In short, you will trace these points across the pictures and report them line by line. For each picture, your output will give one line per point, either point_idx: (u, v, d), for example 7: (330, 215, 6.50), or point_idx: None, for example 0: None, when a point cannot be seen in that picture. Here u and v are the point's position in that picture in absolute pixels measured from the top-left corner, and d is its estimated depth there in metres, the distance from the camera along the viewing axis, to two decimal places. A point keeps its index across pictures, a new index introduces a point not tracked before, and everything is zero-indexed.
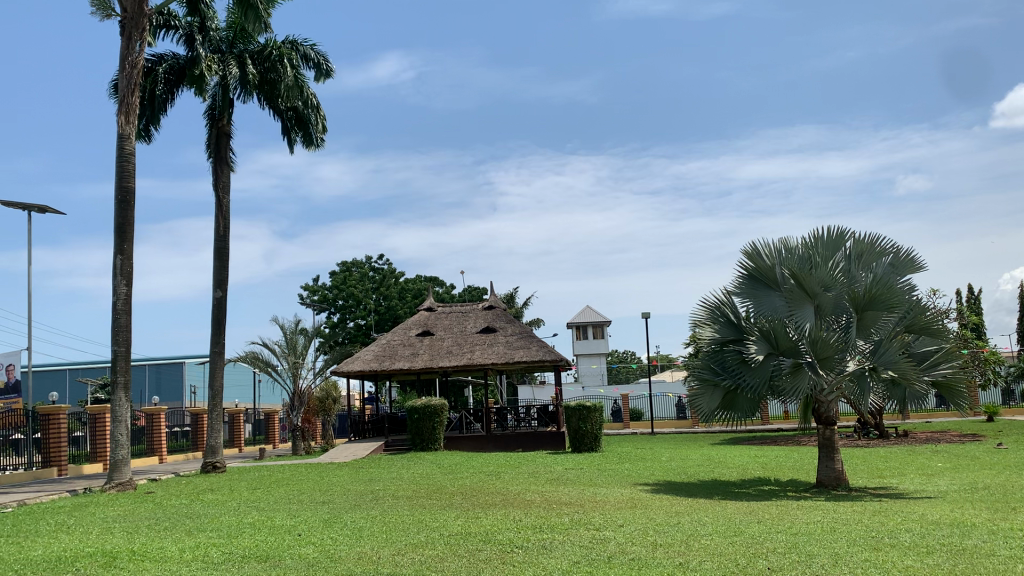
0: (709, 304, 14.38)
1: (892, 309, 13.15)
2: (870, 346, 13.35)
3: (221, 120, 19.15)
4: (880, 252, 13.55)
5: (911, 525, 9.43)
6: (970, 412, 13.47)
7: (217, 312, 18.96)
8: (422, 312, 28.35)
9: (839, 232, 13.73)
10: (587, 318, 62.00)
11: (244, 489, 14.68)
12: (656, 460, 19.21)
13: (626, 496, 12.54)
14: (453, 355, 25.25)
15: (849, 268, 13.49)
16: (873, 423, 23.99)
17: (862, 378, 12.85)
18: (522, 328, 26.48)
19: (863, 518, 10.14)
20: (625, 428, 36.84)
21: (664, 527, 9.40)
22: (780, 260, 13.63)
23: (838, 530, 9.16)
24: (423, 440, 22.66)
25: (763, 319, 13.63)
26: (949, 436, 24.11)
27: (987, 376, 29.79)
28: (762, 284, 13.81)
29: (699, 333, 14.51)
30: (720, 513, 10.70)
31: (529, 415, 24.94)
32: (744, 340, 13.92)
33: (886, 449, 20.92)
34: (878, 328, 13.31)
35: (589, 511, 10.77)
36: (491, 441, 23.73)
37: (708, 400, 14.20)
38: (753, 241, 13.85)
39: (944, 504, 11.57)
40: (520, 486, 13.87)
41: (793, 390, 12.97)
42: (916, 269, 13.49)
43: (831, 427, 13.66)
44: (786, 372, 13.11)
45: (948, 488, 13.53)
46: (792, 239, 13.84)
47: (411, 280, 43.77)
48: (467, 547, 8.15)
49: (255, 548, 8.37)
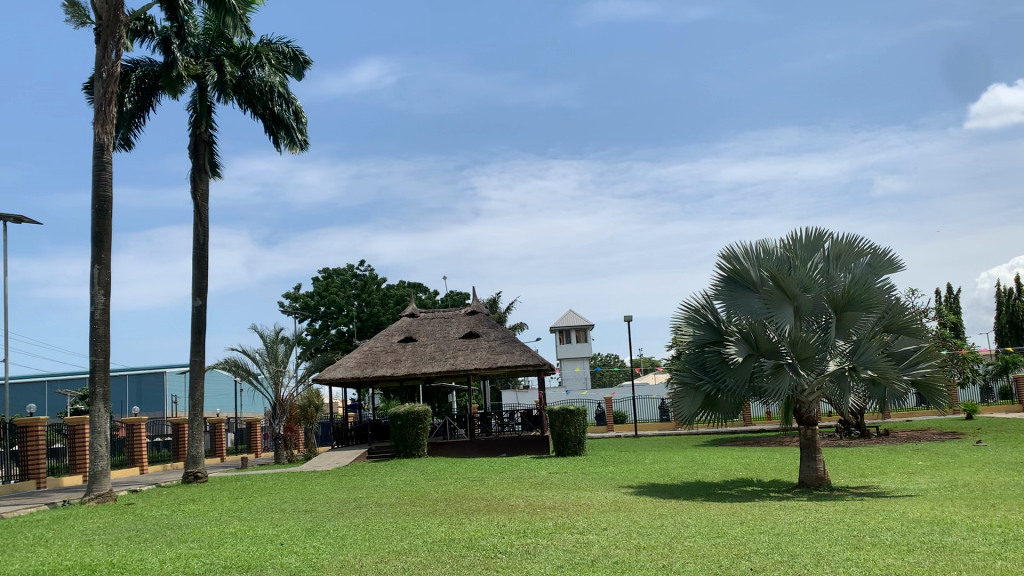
0: (689, 307, 14.45)
1: (871, 308, 13.24)
2: (849, 346, 13.46)
3: (200, 127, 19.03)
4: (858, 253, 13.65)
5: (891, 524, 9.49)
6: (949, 410, 13.62)
7: (197, 321, 18.82)
8: (405, 318, 28.28)
9: (818, 233, 13.82)
10: (570, 321, 61.98)
11: (226, 499, 14.55)
12: (639, 462, 19.30)
13: (610, 499, 12.58)
14: (436, 361, 25.18)
15: (828, 268, 13.58)
16: (855, 422, 24.17)
17: (842, 378, 12.90)
18: (505, 332, 26.50)
19: (845, 517, 10.20)
20: (608, 431, 36.79)
21: (648, 529, 9.41)
22: (758, 262, 13.71)
23: (821, 529, 9.21)
24: (406, 447, 22.59)
25: (743, 321, 13.68)
26: (929, 434, 24.29)
27: (966, 374, 30.07)
28: (740, 287, 13.87)
29: (679, 336, 14.58)
30: (704, 515, 10.73)
31: (514, 419, 24.94)
32: (723, 342, 13.98)
33: (867, 448, 21.04)
34: (857, 328, 13.43)
35: (572, 515, 10.77)
36: (476, 447, 23.67)
37: (689, 402, 14.26)
38: (731, 245, 13.93)
39: (924, 502, 11.67)
40: (505, 491, 13.86)
41: (774, 391, 12.98)
42: (893, 269, 13.62)
43: (812, 427, 13.71)
44: (768, 373, 13.13)
45: (928, 486, 13.66)
46: (770, 240, 13.91)
47: (394, 286, 43.70)
48: (450, 553, 8.13)
49: (236, 558, 8.31)
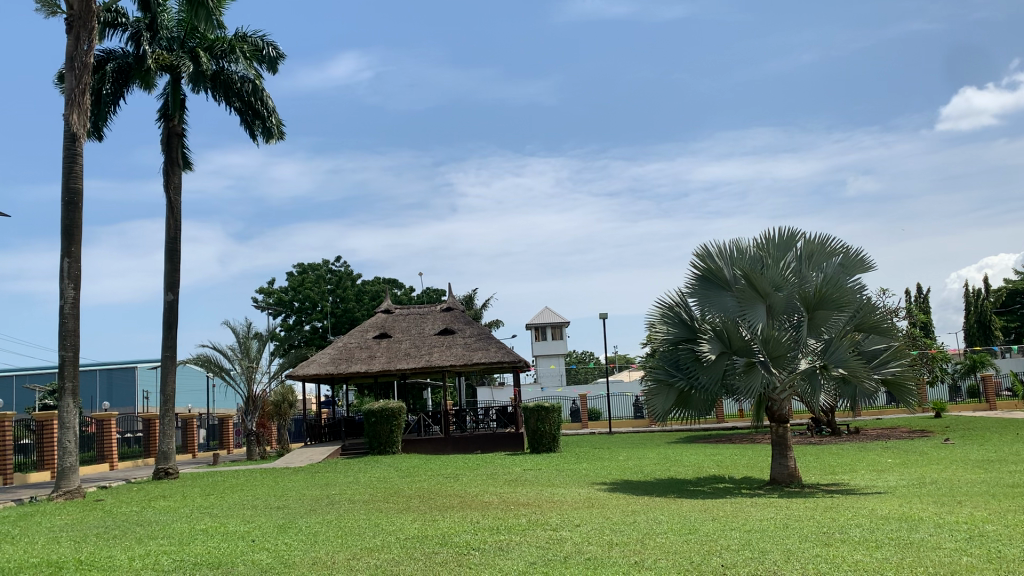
0: (664, 304, 14.53)
1: (843, 308, 13.38)
2: (821, 345, 13.58)
3: (173, 120, 18.84)
4: (830, 252, 13.78)
5: (860, 520, 9.59)
6: (918, 408, 13.79)
7: (168, 316, 18.63)
8: (380, 315, 28.17)
9: (790, 233, 13.93)
10: (546, 319, 62.06)
11: (196, 495, 14.41)
12: (613, 459, 19.38)
13: (583, 496, 12.62)
14: (411, 357, 25.12)
15: (800, 267, 13.70)
16: (826, 420, 24.44)
17: (813, 376, 13.03)
18: (480, 329, 26.48)
19: (814, 514, 10.30)
20: (583, 429, 36.92)
21: (621, 526, 9.44)
22: (731, 261, 13.80)
23: (791, 526, 9.29)
24: (380, 444, 22.52)
25: (716, 319, 13.77)
26: (898, 432, 24.60)
27: (935, 374, 30.50)
28: (714, 285, 13.96)
29: (653, 333, 14.66)
30: (676, 511, 10.79)
31: (488, 416, 24.94)
32: (696, 340, 14.07)
33: (838, 446, 21.29)
34: (829, 327, 13.56)
35: (545, 512, 10.80)
36: (450, 444, 23.66)
37: (663, 399, 14.34)
38: (705, 243, 14.01)
39: (892, 499, 11.82)
40: (478, 488, 13.85)
41: (747, 389, 13.08)
42: (864, 268, 13.77)
43: (784, 425, 13.82)
44: (740, 370, 13.22)
45: (897, 483, 13.85)
46: (744, 239, 14.00)
47: (369, 282, 43.52)
48: (423, 550, 8.12)
49: (207, 555, 8.24)
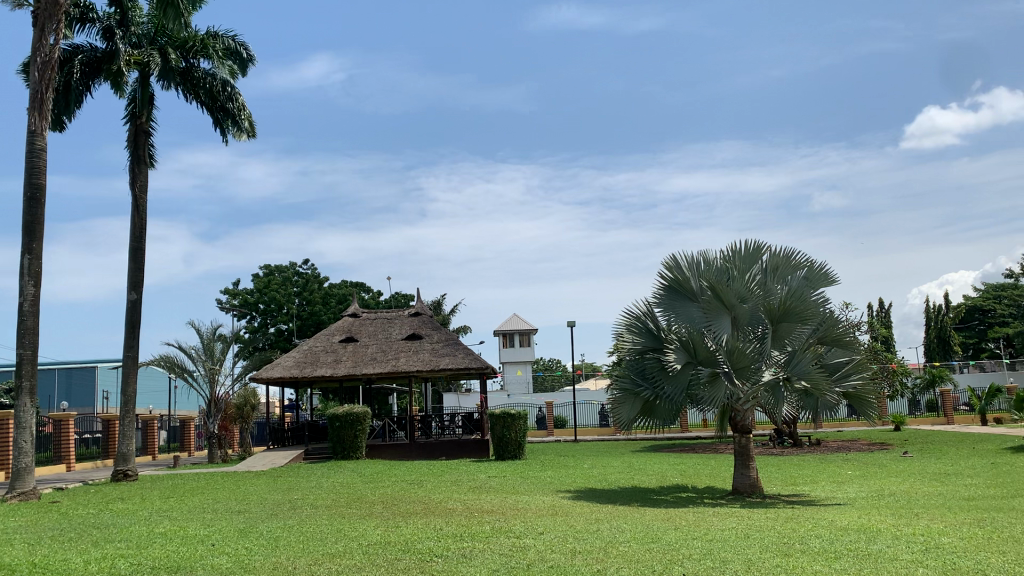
0: (631, 314, 14.61)
1: (806, 321, 13.55)
2: (783, 357, 13.75)
3: (141, 117, 18.61)
4: (795, 266, 13.97)
5: (819, 531, 9.71)
6: (878, 422, 14.01)
7: (131, 315, 18.37)
8: (347, 318, 28.00)
9: (756, 245, 14.09)
10: (514, 326, 62.10)
11: (156, 498, 14.20)
12: (577, 467, 19.43)
13: (548, 503, 12.63)
14: (377, 362, 24.99)
15: (765, 280, 13.85)
16: (788, 431, 24.74)
17: (776, 388, 13.19)
18: (448, 335, 26.43)
19: (775, 524, 10.40)
20: (548, 436, 36.97)
21: (584, 534, 9.47)
22: (698, 272, 13.92)
23: (752, 536, 9.39)
24: (344, 448, 22.37)
25: (683, 330, 13.88)
26: (859, 444, 24.96)
27: (895, 387, 31.03)
28: (681, 296, 14.07)
29: (620, 342, 14.74)
30: (639, 520, 10.85)
31: (454, 423, 24.88)
32: (663, 349, 14.18)
33: (799, 457, 21.56)
34: (792, 340, 13.73)
35: (509, 519, 10.80)
36: (415, 450, 23.56)
37: (628, 408, 14.43)
38: (673, 254, 14.12)
39: (852, 511, 11.97)
40: (442, 494, 13.80)
41: (711, 399, 13.19)
42: (827, 282, 13.96)
43: (746, 435, 13.95)
44: (705, 381, 13.34)
45: (856, 495, 14.04)
46: (711, 251, 14.14)
47: (337, 285, 43.26)
48: (385, 556, 8.07)
49: (165, 558, 8.12)
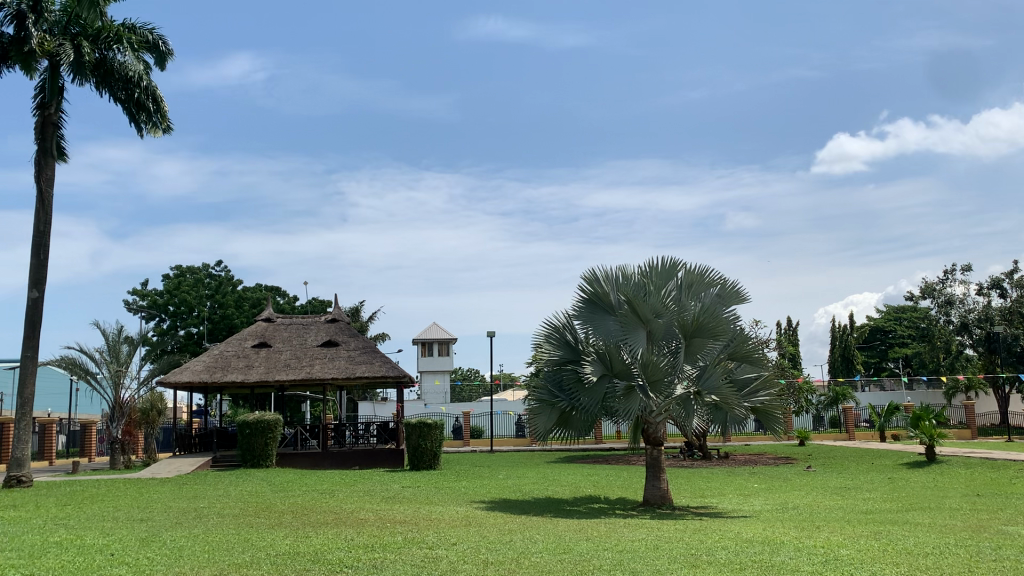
0: (550, 325, 14.73)
1: (717, 337, 13.90)
2: (696, 371, 14.03)
3: (49, 108, 17.88)
4: (709, 283, 14.31)
5: (726, 543, 9.96)
6: (783, 436, 14.44)
7: (31, 314, 17.57)
8: (261, 323, 27.40)
9: (672, 262, 14.40)
10: (433, 335, 61.81)
11: (51, 505, 13.57)
12: (492, 477, 19.44)
13: (461, 514, 12.61)
14: (291, 368, 24.53)
15: (680, 296, 14.16)
16: (698, 444, 25.32)
17: (687, 401, 13.47)
18: (365, 342, 26.14)
19: (684, 536, 10.61)
20: (464, 446, 36.89)
21: (496, 545, 9.48)
22: (616, 286, 14.14)
23: (661, 547, 9.56)
24: (254, 456, 21.84)
25: (600, 342, 14.05)
26: (765, 458, 25.71)
27: (800, 403, 32.10)
28: (599, 309, 14.24)
29: (539, 353, 14.84)
30: (551, 531, 10.93)
31: (368, 432, 24.60)
32: (580, 361, 14.33)
33: (708, 470, 22.07)
34: (704, 355, 14.07)
35: (422, 530, 10.72)
36: (327, 459, 23.17)
37: (545, 419, 14.54)
38: (592, 268, 14.30)
39: (757, 523, 12.30)
40: (354, 504, 13.60)
41: (625, 412, 13.39)
42: (739, 300, 14.37)
43: (658, 447, 14.19)
44: (620, 394, 13.53)
45: (761, 508, 14.43)
46: (629, 266, 14.37)
47: (252, 288, 42.32)
48: (293, 567, 7.91)
49: (59, 569, 7.77)
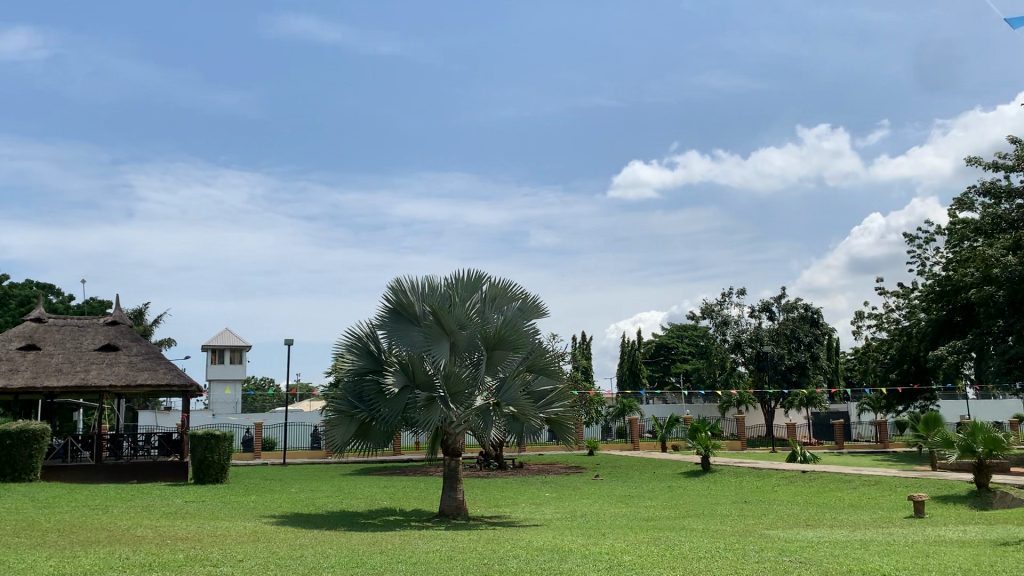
0: (352, 334, 14.48)
1: (517, 349, 14.26)
2: (496, 382, 14.31)
3: None
4: (512, 297, 14.67)
5: (517, 551, 10.21)
6: (575, 446, 15.02)
7: None
8: (29, 323, 24.96)
9: (477, 275, 14.62)
10: (225, 342, 58.98)
11: None
12: (284, 490, 18.81)
13: (250, 529, 12.08)
14: (62, 374, 22.52)
15: (483, 308, 14.40)
16: (493, 455, 25.81)
17: (486, 413, 13.67)
18: (149, 348, 24.48)
19: (477, 546, 10.77)
20: (255, 458, 35.42)
21: (287, 560, 9.17)
22: (421, 296, 14.13)
23: (455, 557, 9.65)
24: (14, 470, 19.82)
25: (402, 353, 13.97)
26: (556, 468, 26.63)
27: (591, 415, 33.58)
28: (403, 319, 14.14)
29: (340, 362, 14.54)
30: (345, 544, 10.73)
31: (149, 444, 23.04)
32: (382, 371, 14.18)
33: (502, 480, 22.55)
34: (504, 366, 14.40)
35: (206, 547, 10.16)
36: (101, 472, 21.45)
37: (343, 429, 14.28)
38: (397, 277, 14.22)
39: (547, 531, 12.70)
40: (130, 521, 12.64)
41: (425, 422, 13.39)
42: (539, 314, 14.83)
43: (455, 458, 14.31)
44: (420, 404, 13.51)
45: (551, 516, 14.94)
46: (435, 277, 14.43)
47: (19, 285, 38.51)
48: None
49: None
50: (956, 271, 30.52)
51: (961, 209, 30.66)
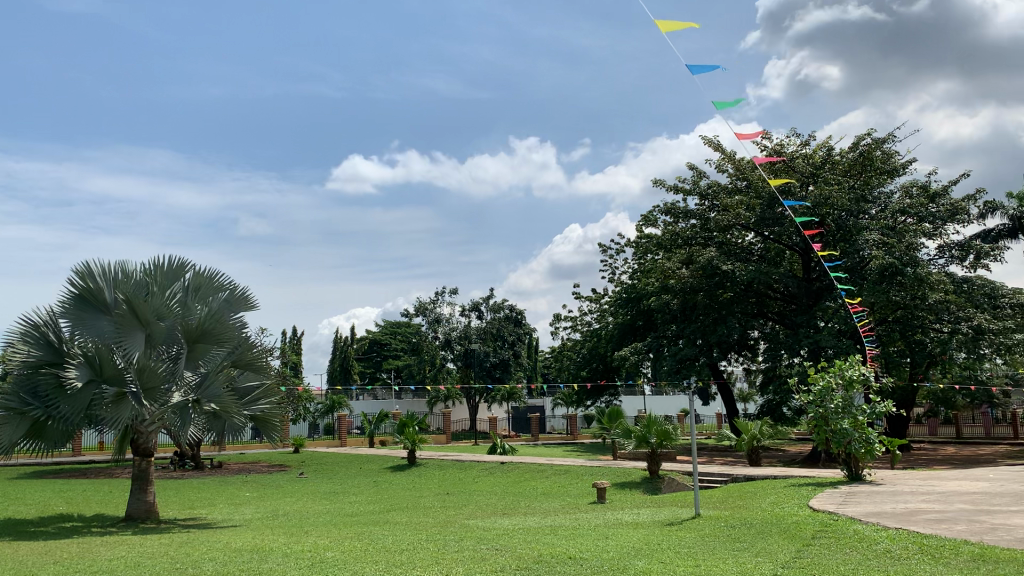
0: (27, 322, 12.90)
1: (222, 342, 13.57)
2: (195, 378, 13.59)
3: None
4: (217, 287, 13.94)
5: (214, 554, 9.71)
6: (279, 443, 14.59)
7: None
8: None
9: (180, 263, 13.71)
10: None
11: None
12: None
13: None
14: None
15: (185, 298, 13.53)
16: (190, 454, 24.33)
17: (184, 409, 12.82)
18: None
19: (169, 550, 10.09)
20: None
21: None
22: (113, 283, 12.93)
23: (144, 564, 8.96)
24: None
25: (88, 344, 12.68)
26: (259, 466, 25.71)
27: (298, 411, 32.84)
28: (91, 307, 12.81)
29: (10, 353, 12.89)
30: (9, 556, 9.52)
31: None
32: (62, 364, 12.78)
33: (200, 480, 21.34)
34: (206, 361, 13.65)
35: None
36: None
37: (11, 429, 12.69)
38: (86, 261, 12.90)
39: (246, 531, 12.21)
40: None
41: (113, 420, 12.27)
42: (246, 306, 14.26)
43: (146, 458, 13.31)
44: (107, 401, 12.36)
45: (251, 516, 14.38)
46: (130, 263, 13.29)
47: None
48: None
49: None
50: (640, 281, 33.87)
51: (646, 225, 34.09)
